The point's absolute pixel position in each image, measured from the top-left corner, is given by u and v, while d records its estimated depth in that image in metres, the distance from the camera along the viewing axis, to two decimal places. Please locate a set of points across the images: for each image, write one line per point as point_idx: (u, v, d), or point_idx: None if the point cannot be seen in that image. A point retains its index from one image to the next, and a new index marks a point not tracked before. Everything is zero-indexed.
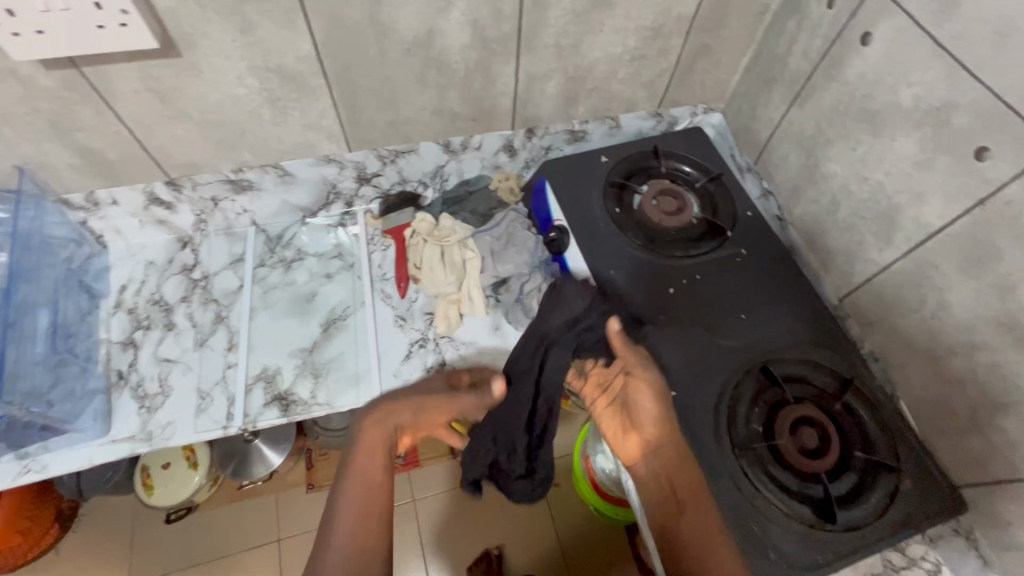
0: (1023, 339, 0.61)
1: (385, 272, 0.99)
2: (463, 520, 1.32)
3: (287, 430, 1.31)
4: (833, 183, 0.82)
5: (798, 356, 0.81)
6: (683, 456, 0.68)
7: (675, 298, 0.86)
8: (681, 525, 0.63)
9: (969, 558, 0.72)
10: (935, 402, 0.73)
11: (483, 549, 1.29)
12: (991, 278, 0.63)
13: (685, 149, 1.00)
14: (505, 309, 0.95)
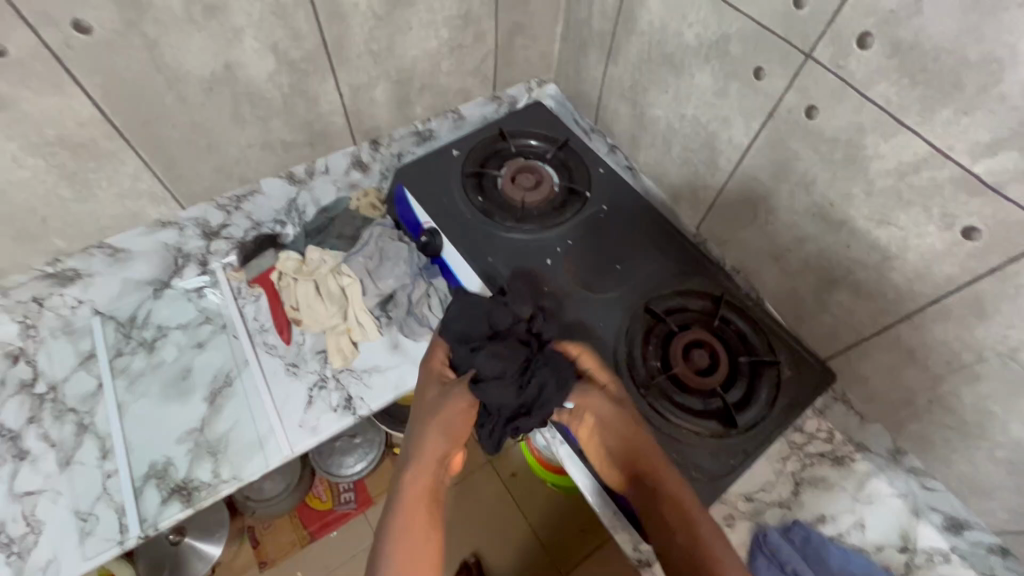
0: (830, 223, 0.70)
1: (263, 322, 0.93)
2: None
3: (218, 515, 1.21)
4: (660, 126, 0.89)
5: (674, 288, 0.88)
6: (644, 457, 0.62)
7: (555, 267, 0.89)
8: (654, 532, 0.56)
9: (850, 417, 0.82)
10: (790, 294, 0.83)
11: (460, 562, 1.28)
12: (795, 178, 0.71)
13: (529, 125, 1.04)
14: (398, 325, 0.93)
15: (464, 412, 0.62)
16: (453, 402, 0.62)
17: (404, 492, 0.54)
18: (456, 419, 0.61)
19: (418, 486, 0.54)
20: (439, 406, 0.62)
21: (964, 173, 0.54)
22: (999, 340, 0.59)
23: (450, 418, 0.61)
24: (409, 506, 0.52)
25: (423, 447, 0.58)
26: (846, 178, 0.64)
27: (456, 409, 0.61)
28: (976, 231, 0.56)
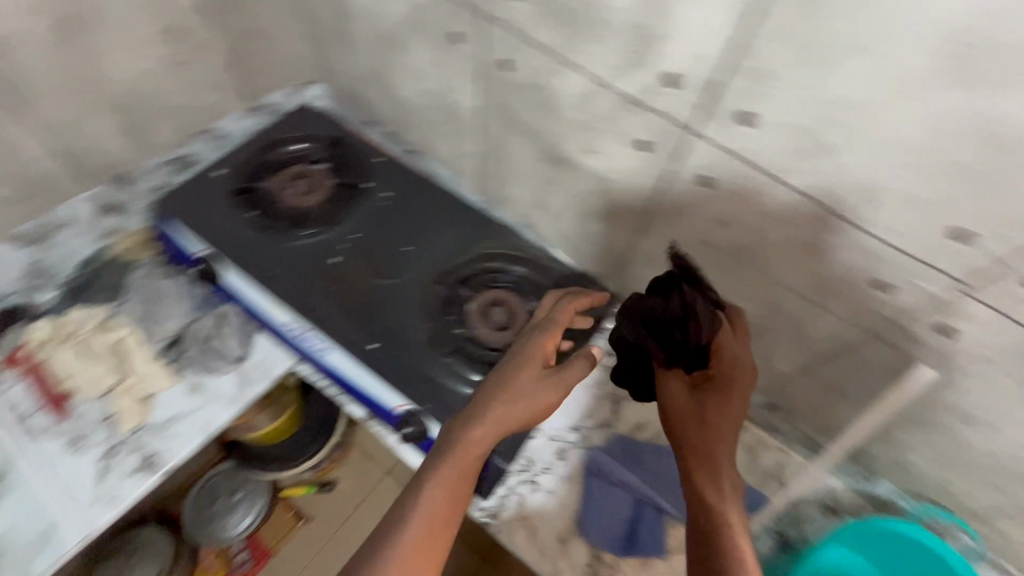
0: (560, 163, 0.75)
1: (27, 408, 0.81)
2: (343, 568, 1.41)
3: None
4: (410, 104, 0.90)
5: (465, 255, 0.91)
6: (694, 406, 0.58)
7: (343, 263, 0.88)
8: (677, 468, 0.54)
9: None
10: (566, 236, 0.89)
11: None
12: (522, 127, 0.75)
13: (296, 128, 1.01)
14: (196, 365, 0.86)
15: (552, 390, 0.58)
16: (542, 388, 0.58)
17: (464, 440, 0.54)
18: (540, 394, 0.58)
19: (486, 439, 0.54)
20: (537, 376, 0.59)
21: (618, 94, 0.59)
22: (698, 234, 0.67)
23: (529, 395, 0.57)
24: (461, 460, 0.53)
25: (512, 396, 0.57)
26: (551, 119, 0.70)
27: (544, 394, 0.58)
28: (646, 143, 0.62)
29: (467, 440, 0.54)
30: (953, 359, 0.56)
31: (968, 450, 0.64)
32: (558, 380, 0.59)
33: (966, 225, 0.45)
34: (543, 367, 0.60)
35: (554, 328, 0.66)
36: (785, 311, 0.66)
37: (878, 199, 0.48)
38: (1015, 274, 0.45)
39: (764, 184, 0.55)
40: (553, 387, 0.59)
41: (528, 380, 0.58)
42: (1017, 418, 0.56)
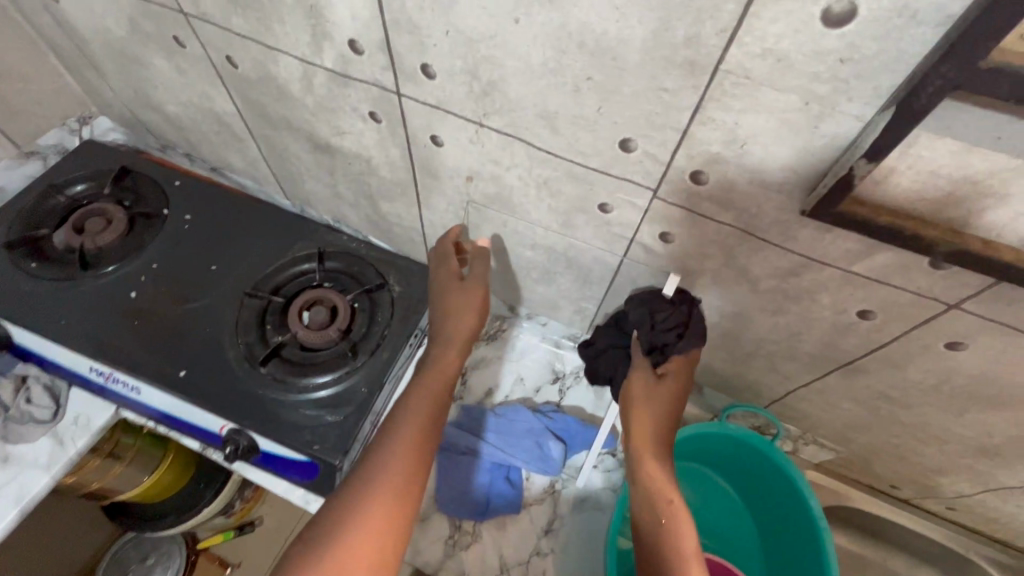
0: (326, 151, 0.74)
1: None
2: None
3: None
4: (184, 120, 0.87)
5: (277, 262, 0.88)
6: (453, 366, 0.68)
7: (144, 296, 0.84)
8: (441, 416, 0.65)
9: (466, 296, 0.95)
10: (372, 224, 0.88)
11: None
12: (279, 122, 0.73)
13: (80, 167, 0.95)
14: (2, 437, 0.80)
15: (468, 299, 0.70)
16: (462, 301, 0.70)
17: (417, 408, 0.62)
18: (459, 332, 0.69)
19: (424, 406, 0.63)
20: (459, 290, 0.70)
21: (328, 70, 0.59)
22: (460, 193, 0.68)
23: (458, 328, 0.69)
24: (416, 426, 0.61)
25: (435, 371, 0.66)
26: (294, 108, 0.69)
27: (464, 314, 0.70)
28: (375, 114, 0.62)
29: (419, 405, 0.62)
30: (686, 262, 0.59)
31: (742, 344, 0.68)
32: (469, 292, 0.70)
33: (623, 134, 0.47)
34: (459, 282, 0.71)
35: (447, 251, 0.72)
36: (557, 250, 0.69)
37: (554, 125, 0.50)
38: (679, 171, 0.48)
39: (475, 131, 0.56)
40: (477, 287, 0.71)
41: (455, 306, 0.69)
42: (754, 304, 0.60)
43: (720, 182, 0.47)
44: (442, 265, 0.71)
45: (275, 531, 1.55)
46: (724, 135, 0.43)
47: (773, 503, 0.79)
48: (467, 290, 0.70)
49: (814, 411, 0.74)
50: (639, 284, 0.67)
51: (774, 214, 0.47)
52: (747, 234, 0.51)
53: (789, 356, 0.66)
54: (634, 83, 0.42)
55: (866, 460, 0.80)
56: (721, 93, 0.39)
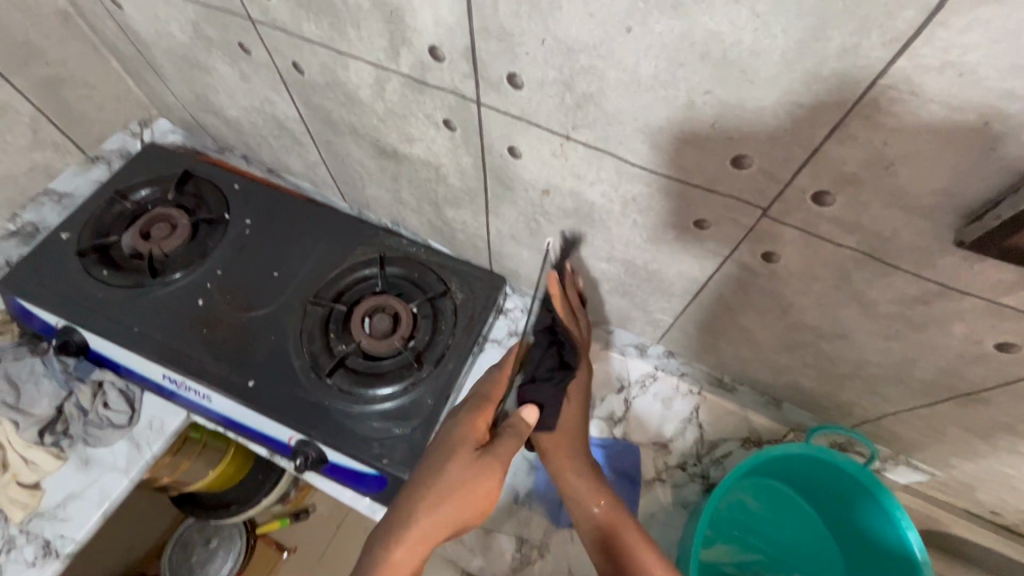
0: (391, 157, 0.72)
1: None
2: None
3: None
4: (244, 124, 0.85)
5: (339, 268, 0.87)
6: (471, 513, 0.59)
7: (211, 303, 0.84)
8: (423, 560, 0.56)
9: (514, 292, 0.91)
10: (431, 228, 0.86)
11: None
12: (344, 128, 0.71)
13: (144, 171, 0.96)
14: (82, 440, 0.82)
15: (483, 475, 0.59)
16: (472, 474, 0.59)
17: (383, 567, 0.53)
18: (479, 489, 0.58)
19: (406, 560, 0.54)
20: (465, 462, 0.59)
21: (403, 77, 0.56)
22: (533, 205, 0.64)
23: (475, 488, 0.58)
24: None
25: (417, 534, 0.56)
26: (362, 113, 0.66)
27: (487, 475, 0.59)
28: (449, 121, 0.59)
29: (386, 565, 0.54)
30: (790, 283, 0.54)
31: (839, 366, 0.63)
32: (484, 469, 0.59)
33: (738, 150, 0.43)
34: (473, 449, 0.61)
35: (484, 404, 0.66)
36: (638, 264, 0.64)
37: (656, 140, 0.46)
38: (799, 190, 0.43)
39: (561, 144, 0.52)
40: (493, 464, 0.59)
41: (456, 468, 0.59)
42: (865, 329, 0.54)
43: (850, 204, 0.42)
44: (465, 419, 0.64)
45: (329, 521, 1.57)
46: (867, 155, 0.38)
47: (852, 516, 0.76)
48: (481, 464, 0.59)
49: (914, 435, 0.69)
50: (727, 301, 0.62)
51: (913, 239, 0.42)
52: (872, 258, 0.46)
53: (896, 381, 0.60)
54: (763, 98, 0.38)
55: (966, 487, 0.74)
56: (872, 109, 0.35)
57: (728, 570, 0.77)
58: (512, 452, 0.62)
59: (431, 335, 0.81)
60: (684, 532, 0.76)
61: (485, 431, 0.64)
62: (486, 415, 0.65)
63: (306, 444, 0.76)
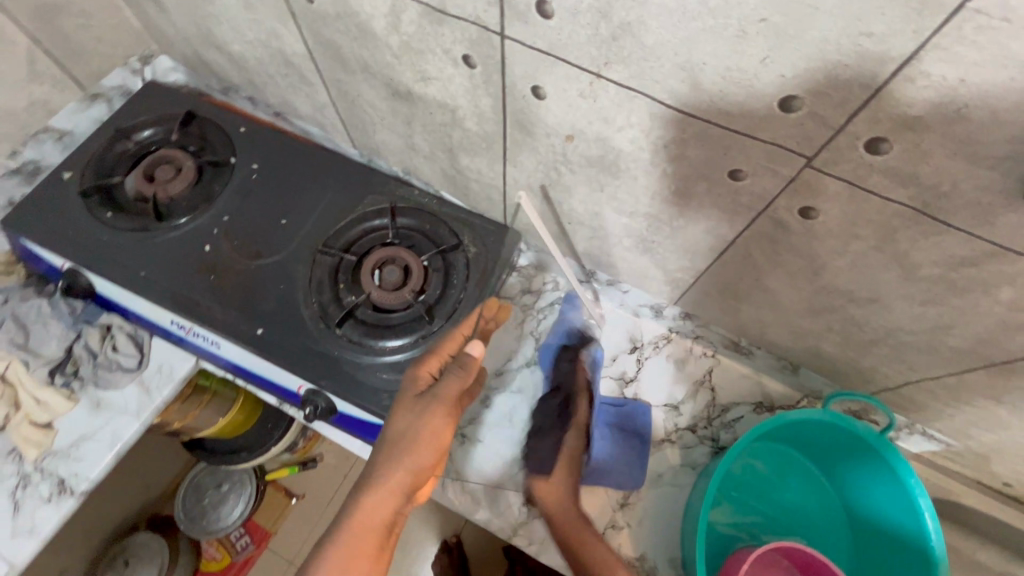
0: (404, 99, 0.68)
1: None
2: None
3: None
4: (250, 61, 0.81)
5: (348, 217, 0.84)
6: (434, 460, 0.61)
7: (218, 249, 0.82)
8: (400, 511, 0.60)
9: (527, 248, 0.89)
10: (444, 178, 0.82)
11: None
12: (355, 66, 0.67)
13: (146, 110, 0.92)
14: (93, 382, 0.82)
15: (427, 413, 0.62)
16: (419, 416, 0.62)
17: (355, 516, 0.58)
18: (427, 433, 0.61)
19: (376, 508, 0.58)
20: (411, 405, 0.63)
21: (420, 5, 0.52)
22: (554, 152, 0.60)
23: (423, 430, 0.61)
24: (354, 537, 0.57)
25: (382, 482, 0.59)
26: (374, 48, 0.62)
27: (432, 415, 0.62)
28: (469, 57, 0.55)
29: (359, 511, 0.58)
30: (827, 241, 0.51)
31: (867, 331, 0.60)
32: (429, 407, 0.62)
33: (788, 91, 0.39)
34: (415, 396, 0.64)
35: (427, 356, 0.69)
36: (663, 218, 0.61)
37: (697, 79, 0.42)
38: (852, 137, 0.40)
39: (590, 83, 0.48)
40: (434, 402, 0.63)
41: (404, 415, 0.62)
42: (901, 292, 0.52)
43: (907, 153, 0.38)
44: (412, 371, 0.68)
45: (336, 473, 1.58)
46: (939, 95, 0.34)
47: (858, 476, 0.76)
48: (423, 406, 0.62)
49: (935, 404, 0.67)
50: (755, 260, 0.59)
51: (973, 194, 0.39)
52: (923, 215, 0.42)
53: (926, 349, 0.58)
54: (826, 26, 0.34)
55: (982, 458, 0.73)
56: (953, 40, 0.31)
57: (730, 526, 0.77)
58: (453, 391, 0.64)
59: (442, 289, 0.79)
60: (693, 492, 0.75)
61: (430, 377, 0.67)
62: (432, 363, 0.68)
63: (316, 393, 0.76)
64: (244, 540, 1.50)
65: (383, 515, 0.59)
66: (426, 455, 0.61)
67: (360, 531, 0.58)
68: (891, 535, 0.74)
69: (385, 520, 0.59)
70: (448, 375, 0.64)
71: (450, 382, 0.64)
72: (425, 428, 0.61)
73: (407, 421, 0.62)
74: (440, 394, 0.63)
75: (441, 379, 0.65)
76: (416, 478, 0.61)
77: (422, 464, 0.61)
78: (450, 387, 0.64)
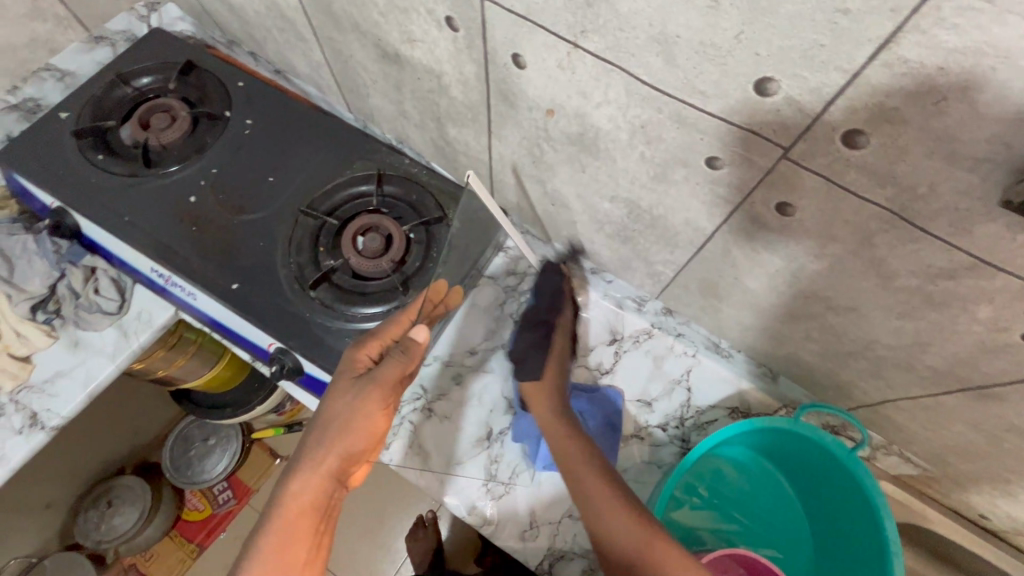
0: (392, 62, 0.66)
1: None
2: None
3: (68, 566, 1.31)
4: (249, 12, 0.80)
5: (335, 181, 0.83)
6: (370, 442, 0.61)
7: (203, 201, 0.82)
8: (335, 496, 0.59)
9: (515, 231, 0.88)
10: (434, 149, 0.81)
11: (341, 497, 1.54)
12: (344, 23, 0.66)
13: (147, 57, 0.92)
14: (74, 322, 0.83)
15: (364, 396, 0.61)
16: (355, 398, 0.61)
17: (285, 501, 0.56)
18: (361, 416, 0.60)
19: (308, 491, 0.56)
20: (347, 388, 0.61)
21: None
22: (536, 127, 0.58)
23: (359, 412, 0.60)
24: (285, 522, 0.55)
25: (314, 464, 0.57)
26: (362, 5, 0.60)
27: (368, 396, 0.61)
28: (452, 19, 0.53)
29: (290, 497, 0.56)
30: (804, 241, 0.48)
31: (843, 342, 0.58)
32: (367, 389, 0.61)
33: (764, 72, 0.37)
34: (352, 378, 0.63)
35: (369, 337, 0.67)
36: (642, 205, 0.59)
37: (671, 54, 0.40)
38: (828, 127, 0.37)
39: (568, 53, 0.46)
40: (373, 385, 0.61)
41: (339, 398, 0.61)
42: (878, 302, 0.49)
43: (885, 149, 0.36)
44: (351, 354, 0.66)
45: None
46: (916, 84, 0.32)
47: (830, 491, 0.73)
48: (360, 388, 0.61)
49: (913, 427, 0.64)
50: (733, 257, 0.57)
51: (952, 199, 0.36)
52: (901, 219, 0.40)
53: (902, 366, 0.55)
54: (800, 1, 0.32)
55: (959, 486, 0.70)
56: (932, 23, 0.29)
57: (690, 528, 0.76)
58: (393, 375, 0.63)
59: (421, 262, 0.78)
60: (652, 489, 0.74)
61: (369, 360, 0.65)
62: (372, 346, 0.66)
63: (283, 354, 0.76)
64: (227, 495, 1.53)
65: (314, 500, 0.56)
66: (360, 436, 0.60)
67: (290, 516, 0.55)
68: (851, 554, 0.72)
69: (319, 506, 0.56)
70: (389, 358, 0.63)
71: (388, 363, 0.63)
72: (362, 410, 0.60)
73: (343, 402, 0.60)
74: (377, 377, 0.62)
75: (382, 362, 0.63)
76: (349, 461, 0.59)
77: (356, 446, 0.59)
78: (389, 369, 0.63)
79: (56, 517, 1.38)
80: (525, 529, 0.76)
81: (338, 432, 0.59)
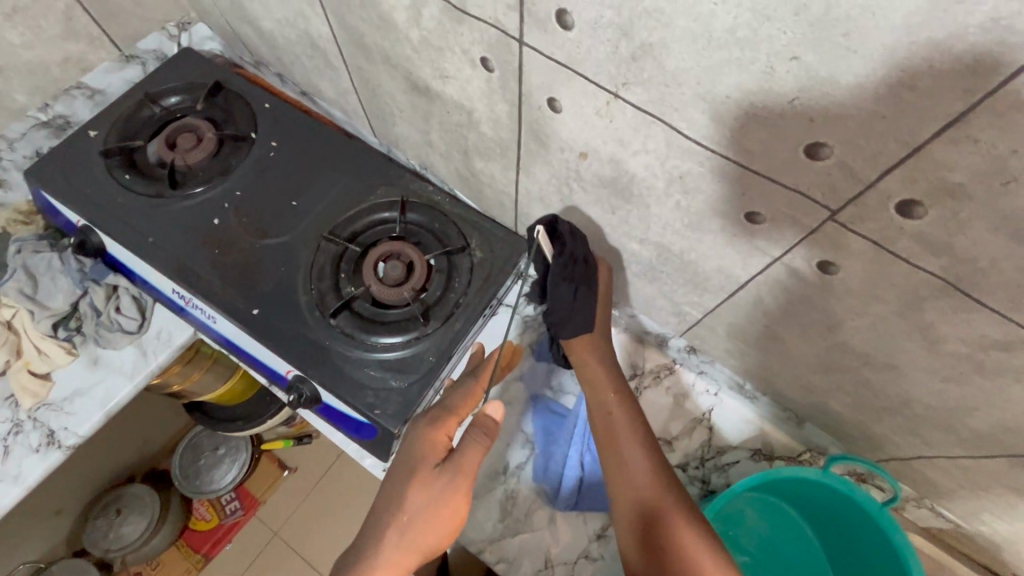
0: (422, 94, 0.66)
1: None
2: (318, 507, 1.54)
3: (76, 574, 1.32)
4: (278, 38, 0.81)
5: (358, 206, 0.83)
6: (451, 532, 0.59)
7: (226, 224, 0.82)
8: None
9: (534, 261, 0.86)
10: (457, 177, 0.80)
11: (343, 519, 1.53)
12: (376, 54, 0.65)
13: (176, 76, 0.92)
14: (94, 339, 0.83)
15: (447, 494, 0.58)
16: (436, 495, 0.58)
17: None
18: (446, 508, 0.58)
19: None
20: (426, 482, 0.59)
21: (442, 1, 0.50)
22: (567, 168, 0.57)
23: (441, 511, 0.58)
24: None
25: (390, 560, 0.56)
26: (394, 38, 0.60)
27: (452, 492, 0.59)
28: (487, 60, 0.52)
29: None
30: (844, 300, 0.47)
31: (879, 397, 0.56)
32: (450, 483, 0.59)
33: (816, 137, 0.36)
34: (433, 467, 0.60)
35: (444, 416, 0.64)
36: (673, 249, 0.57)
37: (719, 112, 0.39)
38: (882, 195, 0.36)
39: (607, 102, 0.45)
40: (455, 479, 0.59)
41: (418, 491, 0.58)
42: (921, 364, 0.47)
43: (943, 221, 0.35)
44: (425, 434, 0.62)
45: (328, 455, 1.58)
46: (985, 162, 0.31)
47: (857, 543, 0.71)
48: (442, 482, 0.59)
49: (949, 484, 0.62)
50: (765, 306, 0.55)
51: (1013, 274, 0.35)
52: (954, 288, 0.38)
53: (942, 426, 0.53)
54: (863, 72, 0.31)
55: (993, 545, 0.67)
56: (1010, 105, 0.28)
57: None
58: (474, 463, 0.60)
59: (443, 290, 0.77)
60: None
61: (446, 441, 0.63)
62: (449, 425, 0.63)
63: (304, 382, 0.76)
64: (234, 507, 1.51)
65: None
66: (442, 534, 0.58)
67: None
68: None
69: None
70: (470, 446, 0.61)
71: (474, 451, 0.61)
72: (446, 505, 0.58)
73: (423, 497, 0.58)
74: (460, 472, 0.60)
75: (462, 449, 0.61)
76: (426, 552, 0.58)
77: (437, 540, 0.58)
78: (473, 463, 0.60)
79: (66, 523, 1.38)
80: (541, 568, 0.74)
81: (420, 532, 0.57)
